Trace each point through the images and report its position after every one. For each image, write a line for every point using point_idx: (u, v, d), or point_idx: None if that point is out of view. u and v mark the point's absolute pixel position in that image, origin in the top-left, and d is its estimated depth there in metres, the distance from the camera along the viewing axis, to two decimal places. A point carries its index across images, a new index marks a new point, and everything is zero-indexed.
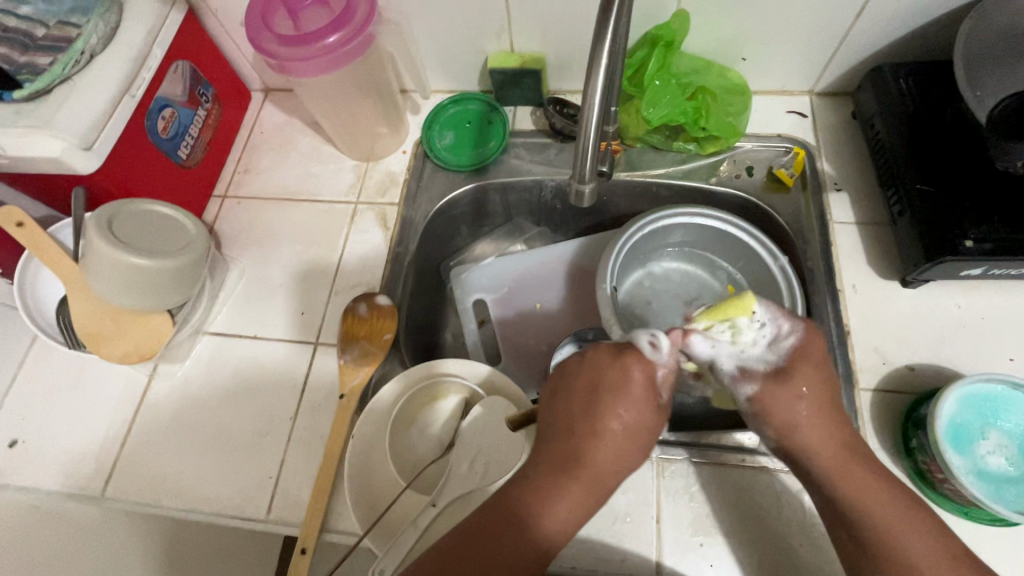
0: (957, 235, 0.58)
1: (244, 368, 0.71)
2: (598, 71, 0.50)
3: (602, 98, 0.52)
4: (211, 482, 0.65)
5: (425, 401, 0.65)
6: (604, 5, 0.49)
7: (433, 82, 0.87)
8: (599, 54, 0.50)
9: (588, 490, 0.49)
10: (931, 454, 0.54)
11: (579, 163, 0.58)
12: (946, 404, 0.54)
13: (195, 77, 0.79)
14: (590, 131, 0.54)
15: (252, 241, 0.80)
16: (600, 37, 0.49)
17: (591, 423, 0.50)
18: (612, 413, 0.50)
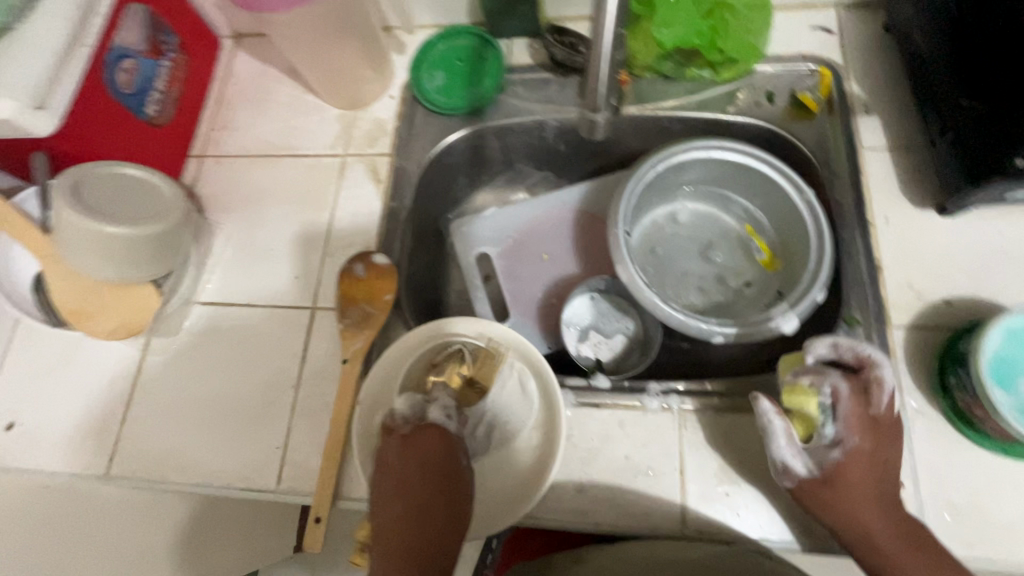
0: (1005, 154, 0.52)
1: (239, 338, 0.68)
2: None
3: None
4: (217, 455, 0.63)
5: (425, 363, 0.59)
6: None
7: (417, 16, 0.79)
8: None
9: (456, 519, 0.51)
10: (971, 392, 0.51)
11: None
12: (990, 338, 0.51)
13: (155, 22, 0.71)
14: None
15: (236, 204, 0.75)
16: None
17: (440, 469, 0.52)
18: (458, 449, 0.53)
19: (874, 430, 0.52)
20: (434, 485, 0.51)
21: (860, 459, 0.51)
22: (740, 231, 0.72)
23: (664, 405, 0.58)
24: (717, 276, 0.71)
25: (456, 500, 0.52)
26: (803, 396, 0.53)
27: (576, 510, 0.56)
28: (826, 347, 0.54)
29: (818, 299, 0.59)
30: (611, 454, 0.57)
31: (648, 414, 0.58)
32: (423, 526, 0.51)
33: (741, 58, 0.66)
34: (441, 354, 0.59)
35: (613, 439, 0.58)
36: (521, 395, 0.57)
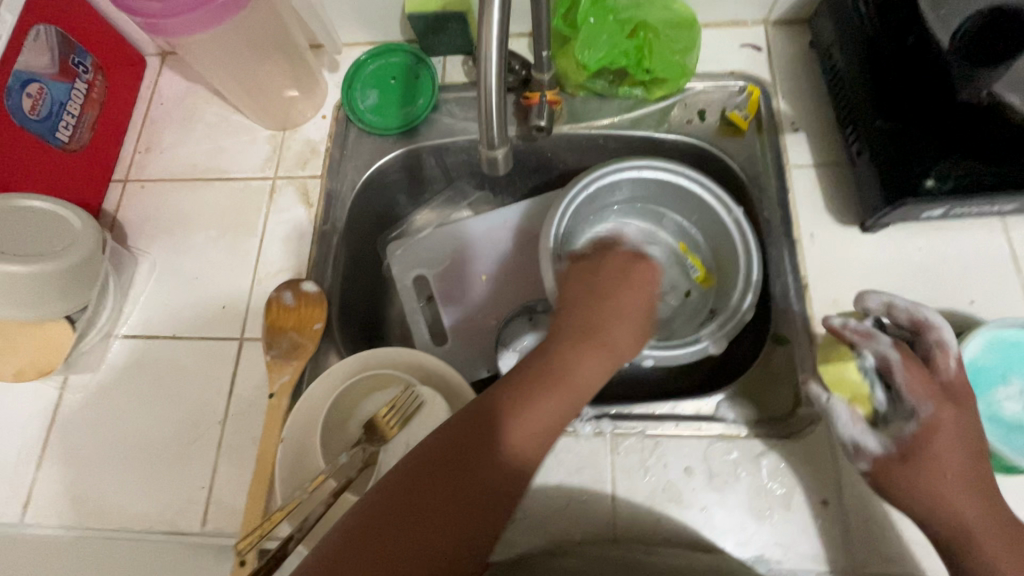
0: (917, 176, 0.53)
1: (165, 372, 0.65)
2: (490, 25, 0.43)
3: (498, 58, 0.45)
4: (140, 498, 0.61)
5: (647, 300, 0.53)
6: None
7: (350, 33, 0.77)
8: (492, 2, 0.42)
9: (527, 442, 0.41)
10: None
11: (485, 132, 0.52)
12: (969, 344, 0.52)
13: (66, 43, 0.68)
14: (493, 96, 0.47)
15: (161, 230, 0.72)
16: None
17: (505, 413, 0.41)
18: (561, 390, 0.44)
19: (949, 395, 0.48)
20: (463, 452, 0.40)
21: (946, 428, 0.47)
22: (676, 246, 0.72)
23: (596, 429, 0.58)
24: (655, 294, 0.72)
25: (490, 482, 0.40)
26: (841, 366, 0.53)
27: (507, 541, 0.55)
28: (881, 301, 0.54)
29: (745, 318, 0.60)
30: (544, 480, 0.57)
31: (581, 440, 0.58)
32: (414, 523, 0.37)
33: (670, 78, 0.66)
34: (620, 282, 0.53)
35: (545, 467, 0.57)
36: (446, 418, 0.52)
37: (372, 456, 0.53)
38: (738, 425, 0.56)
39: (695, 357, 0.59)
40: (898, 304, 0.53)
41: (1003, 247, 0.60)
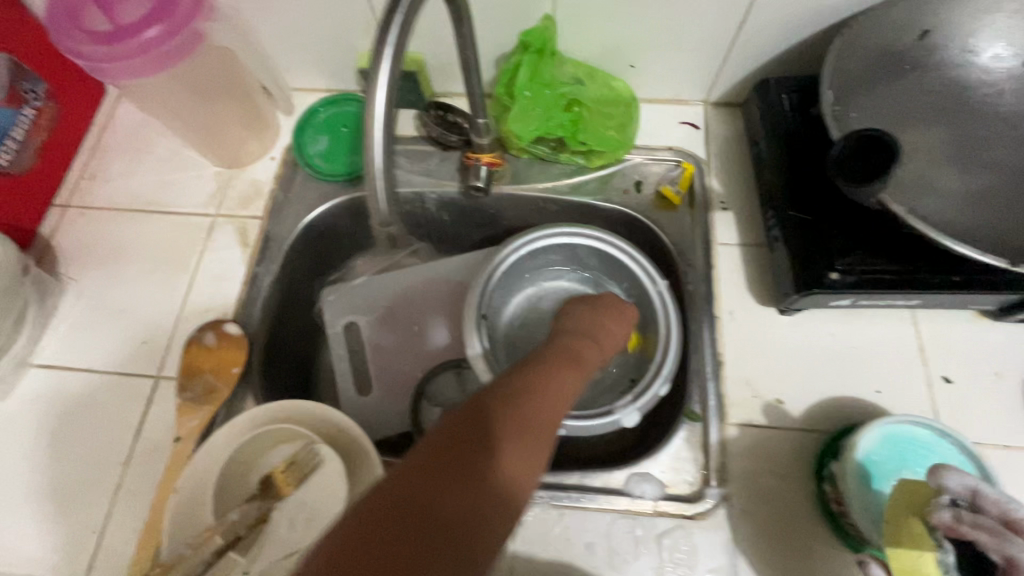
0: (823, 267, 0.55)
1: (74, 407, 0.64)
2: (374, 134, 0.46)
3: (381, 153, 0.47)
4: (27, 538, 0.58)
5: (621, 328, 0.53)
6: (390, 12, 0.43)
7: (307, 81, 0.79)
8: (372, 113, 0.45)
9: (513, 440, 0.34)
10: (837, 487, 0.52)
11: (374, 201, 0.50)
12: (863, 438, 0.52)
13: (18, 72, 0.69)
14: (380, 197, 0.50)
15: (93, 259, 0.71)
16: (374, 92, 0.44)
17: (485, 421, 0.34)
18: (540, 402, 0.38)
19: None
20: (455, 468, 0.31)
21: None
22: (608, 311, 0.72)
23: None
24: None
25: (479, 507, 0.31)
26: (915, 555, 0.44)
27: None
28: (962, 484, 0.44)
29: (660, 392, 0.60)
30: None
31: None
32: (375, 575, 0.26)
33: (604, 149, 0.69)
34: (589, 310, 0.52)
35: None
36: (342, 477, 0.51)
37: (265, 513, 0.52)
38: (643, 502, 0.56)
39: (608, 429, 0.59)
40: (986, 495, 0.43)
41: (911, 339, 0.62)
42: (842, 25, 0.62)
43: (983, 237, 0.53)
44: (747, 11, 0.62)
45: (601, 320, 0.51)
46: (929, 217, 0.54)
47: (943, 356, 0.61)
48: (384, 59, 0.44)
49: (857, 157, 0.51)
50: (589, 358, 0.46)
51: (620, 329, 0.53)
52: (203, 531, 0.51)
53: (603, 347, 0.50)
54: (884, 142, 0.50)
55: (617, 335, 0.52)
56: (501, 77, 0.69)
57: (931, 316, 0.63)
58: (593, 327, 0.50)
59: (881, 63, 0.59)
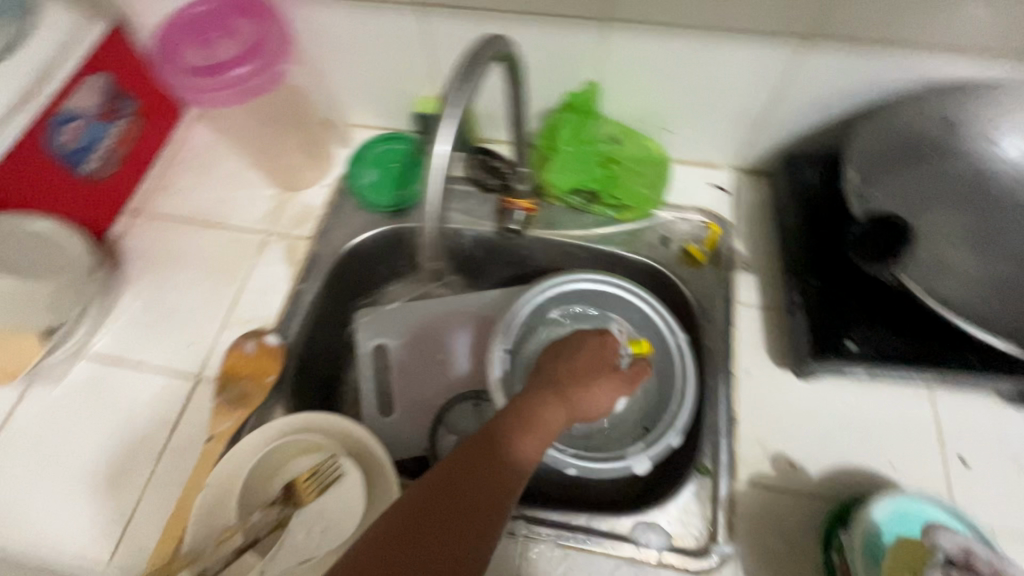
0: (840, 338, 0.57)
1: (118, 398, 0.68)
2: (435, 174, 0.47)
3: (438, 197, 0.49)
4: (60, 519, 0.62)
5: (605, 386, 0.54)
6: (463, 69, 0.45)
7: (365, 118, 0.86)
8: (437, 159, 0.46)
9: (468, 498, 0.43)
10: (844, 556, 0.52)
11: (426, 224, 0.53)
12: (874, 510, 0.52)
13: (115, 91, 0.77)
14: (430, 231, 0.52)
15: (154, 263, 0.77)
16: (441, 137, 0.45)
17: (442, 501, 0.43)
18: (498, 476, 0.45)
19: None
20: (417, 522, 0.42)
21: None
22: None
23: (511, 530, 0.58)
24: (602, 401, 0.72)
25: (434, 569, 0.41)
26: None
27: None
28: (955, 543, 0.46)
29: (673, 444, 0.61)
30: None
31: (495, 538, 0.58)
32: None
33: (634, 206, 0.74)
34: (576, 364, 0.54)
35: None
36: (361, 492, 0.54)
37: (284, 518, 0.55)
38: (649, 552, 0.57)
39: (618, 474, 0.60)
40: (978, 554, 0.45)
41: (926, 415, 0.62)
42: (871, 109, 0.66)
43: (998, 326, 0.54)
44: (781, 89, 0.66)
45: (585, 377, 0.53)
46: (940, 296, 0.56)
47: (959, 436, 0.61)
48: (450, 112, 0.45)
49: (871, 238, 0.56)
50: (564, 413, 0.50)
51: (608, 387, 0.54)
52: (226, 528, 0.54)
53: (584, 404, 0.52)
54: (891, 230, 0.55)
55: (603, 397, 0.53)
56: (542, 130, 0.74)
57: (949, 395, 0.63)
58: (577, 387, 0.52)
59: (906, 149, 0.63)
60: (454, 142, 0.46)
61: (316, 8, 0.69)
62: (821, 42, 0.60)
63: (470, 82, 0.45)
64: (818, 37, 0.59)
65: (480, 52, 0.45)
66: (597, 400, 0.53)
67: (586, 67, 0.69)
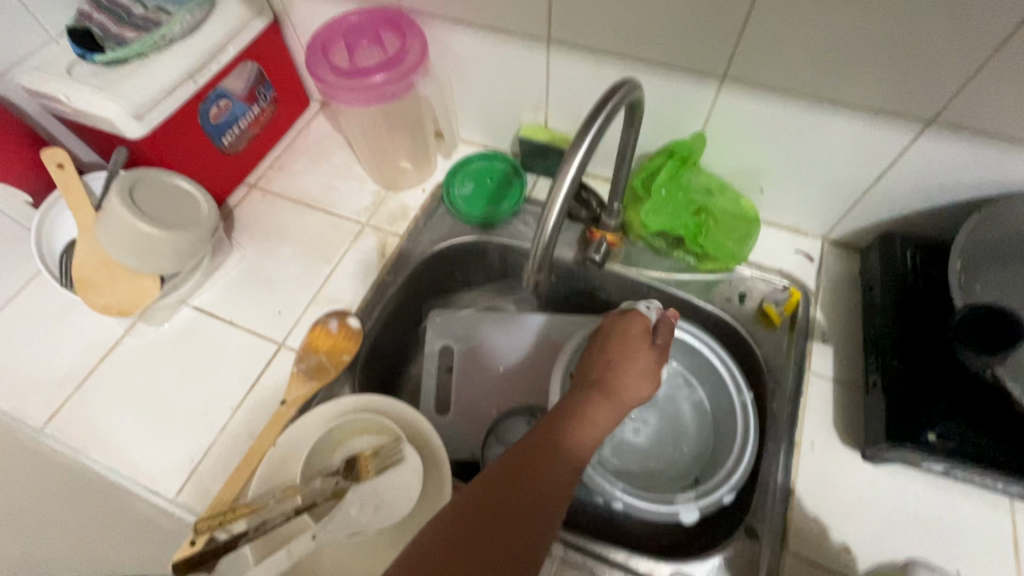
0: (922, 426, 0.55)
1: (209, 348, 0.74)
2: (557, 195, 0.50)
3: (556, 220, 0.51)
4: (140, 447, 0.67)
5: (639, 368, 0.57)
6: (600, 103, 0.49)
7: (469, 135, 0.92)
8: (561, 183, 0.49)
9: (545, 472, 0.47)
10: None
11: (535, 246, 0.55)
12: None
13: (260, 78, 0.85)
14: (539, 250, 0.54)
15: (261, 234, 0.85)
16: (567, 164, 0.49)
17: (526, 474, 0.46)
18: (556, 449, 0.49)
19: None
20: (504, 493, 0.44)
21: None
22: (684, 409, 0.73)
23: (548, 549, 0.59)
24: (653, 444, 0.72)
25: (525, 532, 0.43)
26: None
27: None
28: None
29: (724, 500, 0.61)
30: None
31: None
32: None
33: (718, 258, 0.75)
34: (612, 355, 0.57)
35: None
36: (417, 478, 0.57)
37: (339, 491, 0.57)
38: None
39: (664, 518, 0.60)
40: None
41: (1004, 528, 0.59)
42: (980, 203, 0.65)
43: None
44: (887, 168, 0.66)
45: (618, 362, 0.57)
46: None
47: None
48: (583, 144, 0.48)
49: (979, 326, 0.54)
50: (610, 403, 0.54)
51: (641, 368, 0.57)
52: (288, 487, 0.58)
53: (626, 393, 0.55)
54: (1010, 321, 0.53)
55: (638, 382, 0.56)
56: (639, 172, 0.78)
57: None
58: (615, 380, 0.55)
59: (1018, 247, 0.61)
60: (578, 171, 0.49)
61: (451, 31, 0.75)
62: (941, 131, 0.59)
63: (602, 117, 0.49)
64: (938, 125, 0.59)
65: (614, 95, 0.50)
66: (633, 384, 0.55)
67: (694, 119, 0.71)
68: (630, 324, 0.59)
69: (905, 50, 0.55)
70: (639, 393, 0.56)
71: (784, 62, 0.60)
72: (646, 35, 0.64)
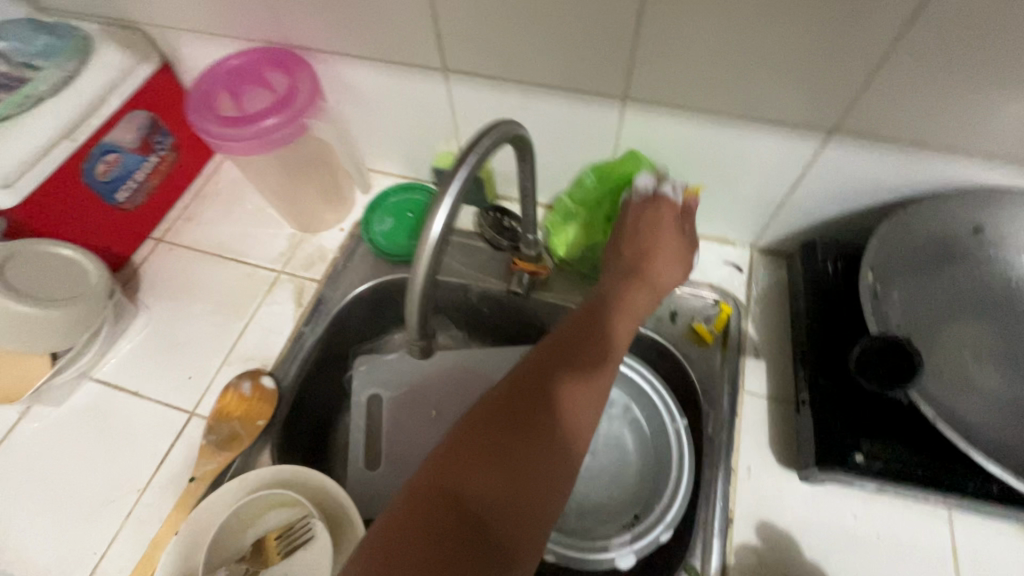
0: (848, 447, 0.54)
1: (114, 425, 0.69)
2: (431, 226, 0.40)
3: (433, 258, 0.40)
4: (38, 545, 0.62)
5: (668, 254, 0.61)
6: (471, 141, 0.43)
7: (387, 167, 0.88)
8: (435, 218, 0.40)
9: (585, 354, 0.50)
10: None
11: (411, 292, 0.41)
12: None
13: (154, 126, 0.80)
14: (417, 296, 0.41)
15: (170, 292, 0.79)
16: (442, 195, 0.41)
17: (568, 355, 0.49)
18: (602, 330, 0.53)
19: None
20: (545, 373, 0.47)
21: None
22: (627, 439, 0.70)
23: None
24: (597, 477, 0.69)
25: (576, 409, 0.46)
26: None
27: None
28: None
29: (662, 538, 0.58)
30: None
31: None
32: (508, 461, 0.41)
33: None
34: (645, 243, 0.62)
35: None
36: (328, 554, 0.53)
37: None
38: None
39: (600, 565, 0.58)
40: None
41: (943, 539, 0.57)
42: (893, 205, 0.64)
43: (1008, 461, 0.52)
44: (801, 176, 0.64)
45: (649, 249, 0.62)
46: (960, 420, 0.54)
47: (979, 568, 0.56)
48: (458, 177, 0.41)
49: (884, 360, 0.53)
50: (647, 286, 0.59)
51: (673, 259, 0.62)
52: None
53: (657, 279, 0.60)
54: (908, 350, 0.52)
55: (669, 266, 0.61)
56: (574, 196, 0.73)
57: (969, 519, 0.58)
58: (647, 263, 0.60)
59: (922, 253, 0.61)
60: (457, 204, 0.41)
61: (346, 66, 0.71)
62: (844, 139, 0.58)
63: (481, 148, 0.43)
64: (841, 134, 0.58)
65: (495, 130, 0.45)
66: (664, 265, 0.61)
67: (605, 140, 0.69)
68: (665, 216, 0.63)
69: (797, 64, 0.53)
70: (671, 277, 0.62)
71: (681, 79, 0.58)
72: (542, 60, 0.61)
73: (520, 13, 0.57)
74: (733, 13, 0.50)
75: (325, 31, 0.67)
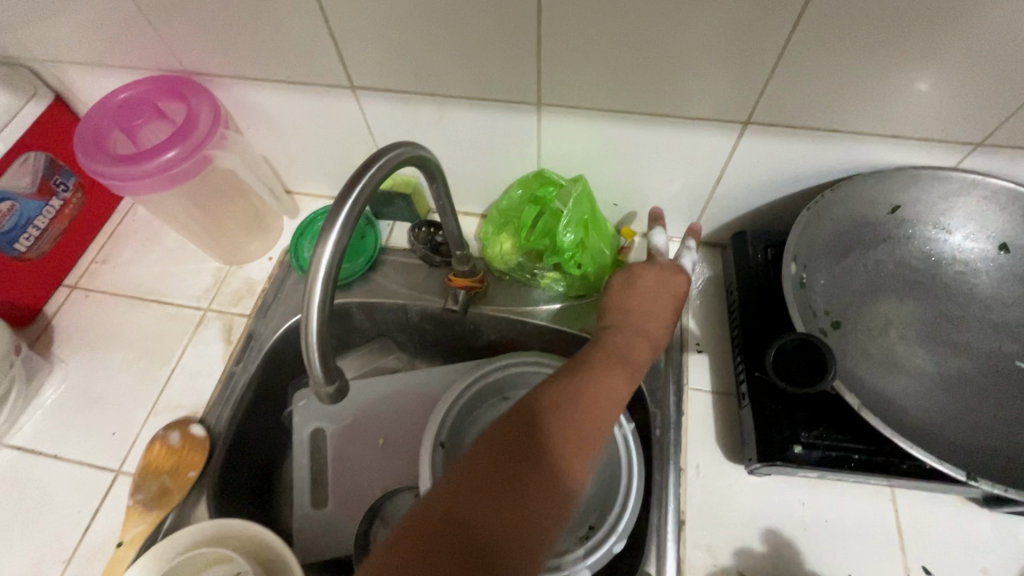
0: (787, 438, 0.54)
1: (31, 495, 0.64)
2: (320, 264, 0.38)
3: (325, 295, 0.38)
4: None
5: (673, 288, 0.58)
6: (361, 165, 0.41)
7: (313, 189, 0.84)
8: (324, 254, 0.38)
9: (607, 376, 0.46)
10: None
11: (306, 336, 0.39)
12: None
13: (53, 167, 0.76)
14: (314, 333, 0.38)
15: (86, 343, 0.74)
16: (330, 228, 0.38)
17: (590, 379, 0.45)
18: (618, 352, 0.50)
19: None
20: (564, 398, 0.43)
21: None
22: None
23: None
24: None
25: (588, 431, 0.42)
26: None
27: None
28: None
29: (615, 550, 0.56)
30: None
31: None
32: (517, 487, 0.37)
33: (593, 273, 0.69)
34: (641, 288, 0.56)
35: None
36: None
37: None
38: None
39: None
40: None
41: (887, 516, 0.58)
42: (817, 190, 0.64)
43: (937, 438, 0.53)
44: (723, 169, 0.64)
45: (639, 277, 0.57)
46: (888, 403, 0.55)
47: (923, 542, 0.57)
48: (346, 207, 0.39)
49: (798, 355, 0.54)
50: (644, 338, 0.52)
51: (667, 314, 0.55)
52: None
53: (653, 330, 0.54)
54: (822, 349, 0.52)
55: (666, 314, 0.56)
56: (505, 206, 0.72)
57: (909, 494, 0.59)
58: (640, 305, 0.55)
59: (846, 236, 0.61)
60: (346, 230, 0.39)
61: (249, 90, 0.67)
62: (758, 130, 0.58)
63: (373, 172, 0.40)
64: (754, 125, 0.57)
65: (393, 151, 0.43)
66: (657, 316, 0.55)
67: (526, 146, 0.67)
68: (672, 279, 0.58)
69: (700, 59, 0.52)
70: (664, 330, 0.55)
71: (591, 81, 0.56)
72: (449, 71, 0.59)
73: (418, 24, 0.54)
74: (630, 10, 0.49)
75: (220, 56, 0.63)
